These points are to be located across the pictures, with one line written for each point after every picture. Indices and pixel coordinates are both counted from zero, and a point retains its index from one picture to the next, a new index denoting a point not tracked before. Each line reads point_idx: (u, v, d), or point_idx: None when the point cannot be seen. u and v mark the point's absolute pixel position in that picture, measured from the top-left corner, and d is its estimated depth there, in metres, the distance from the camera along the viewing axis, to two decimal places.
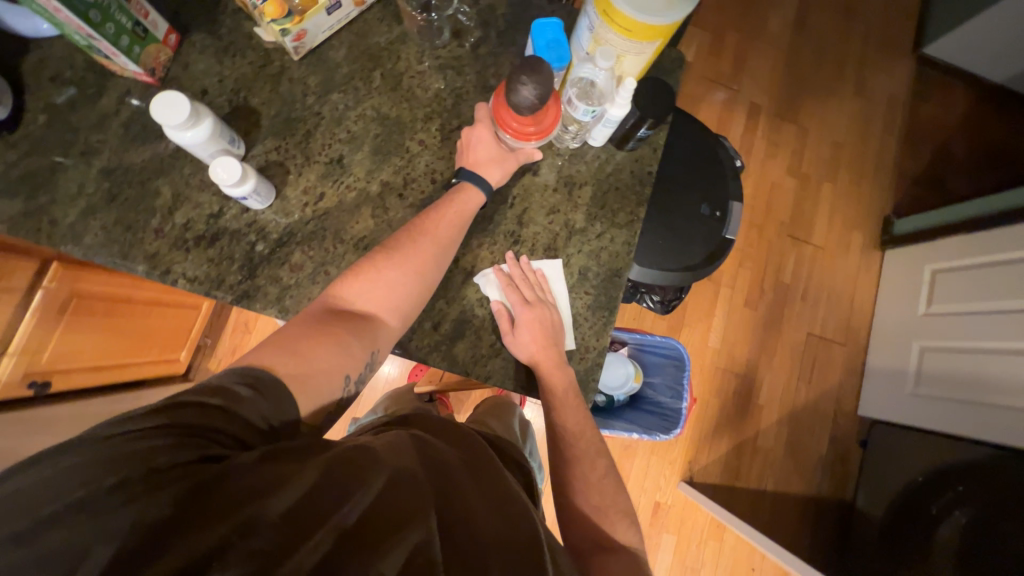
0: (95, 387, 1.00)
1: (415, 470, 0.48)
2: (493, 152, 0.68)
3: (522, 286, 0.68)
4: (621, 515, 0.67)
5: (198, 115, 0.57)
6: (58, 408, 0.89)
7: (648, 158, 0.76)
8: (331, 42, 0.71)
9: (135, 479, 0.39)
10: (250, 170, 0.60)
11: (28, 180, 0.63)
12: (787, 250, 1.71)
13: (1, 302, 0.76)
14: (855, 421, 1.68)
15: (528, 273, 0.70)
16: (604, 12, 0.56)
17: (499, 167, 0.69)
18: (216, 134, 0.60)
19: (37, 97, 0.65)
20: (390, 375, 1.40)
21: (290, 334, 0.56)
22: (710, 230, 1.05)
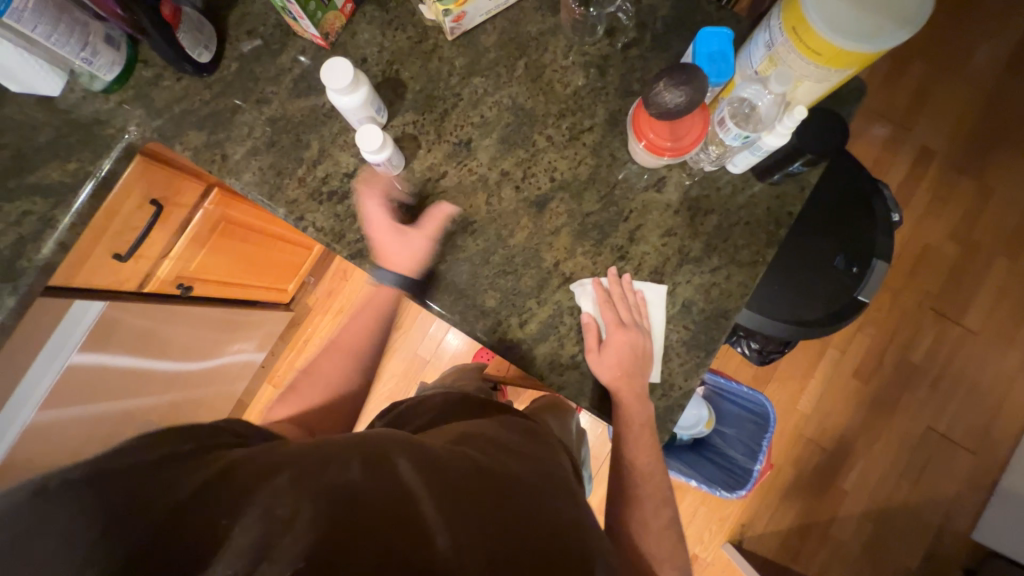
0: (221, 297, 1.16)
1: (452, 467, 0.46)
2: (396, 240, 0.67)
3: (613, 304, 0.65)
4: (668, 566, 0.63)
5: (355, 84, 0.62)
6: (198, 311, 1.07)
7: (792, 197, 0.68)
8: (485, 26, 0.72)
9: (173, 461, 0.44)
10: (388, 141, 0.64)
11: (213, 117, 0.73)
12: (925, 325, 1.45)
13: (173, 214, 0.90)
14: (964, 544, 1.41)
15: (618, 291, 0.66)
16: (790, 30, 0.50)
17: (408, 257, 0.67)
18: (368, 102, 0.65)
19: (234, 47, 0.74)
20: (458, 350, 1.47)
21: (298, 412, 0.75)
22: (839, 286, 0.92)
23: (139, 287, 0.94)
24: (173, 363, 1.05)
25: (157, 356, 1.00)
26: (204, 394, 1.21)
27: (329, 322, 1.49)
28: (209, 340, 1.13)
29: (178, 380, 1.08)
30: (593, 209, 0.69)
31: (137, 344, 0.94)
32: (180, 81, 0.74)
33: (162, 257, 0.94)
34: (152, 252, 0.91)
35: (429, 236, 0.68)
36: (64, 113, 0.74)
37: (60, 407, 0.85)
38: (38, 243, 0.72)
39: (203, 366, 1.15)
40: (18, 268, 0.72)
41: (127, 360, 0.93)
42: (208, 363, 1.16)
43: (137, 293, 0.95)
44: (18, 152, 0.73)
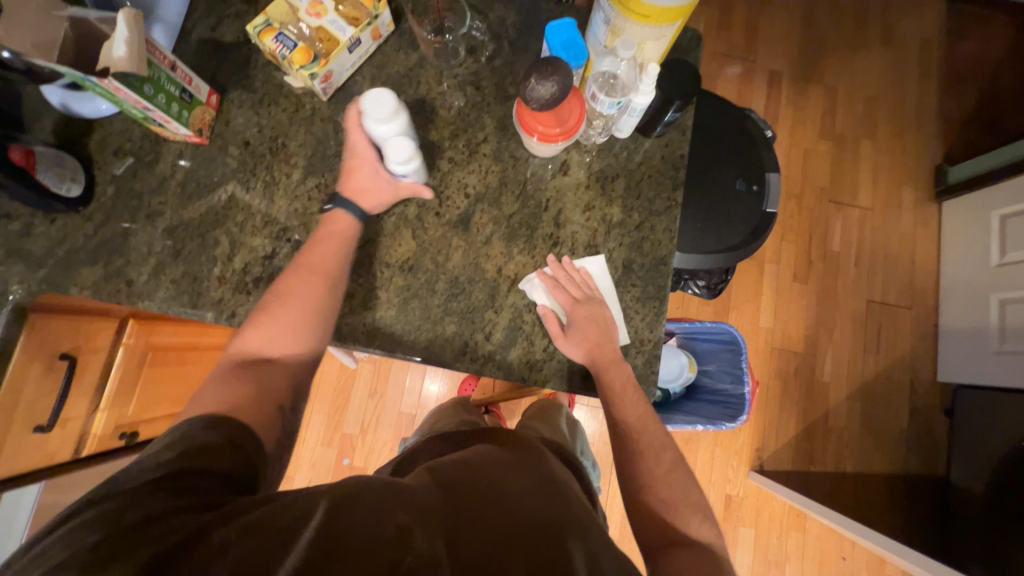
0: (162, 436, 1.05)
1: (427, 489, 0.46)
2: (367, 176, 0.67)
3: (565, 285, 0.68)
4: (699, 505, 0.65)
5: (398, 109, 0.58)
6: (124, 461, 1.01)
7: (678, 141, 0.75)
8: (355, 78, 0.74)
9: (157, 517, 0.41)
10: (417, 152, 0.64)
11: (104, 247, 0.69)
12: (831, 216, 1.63)
13: (91, 363, 0.82)
14: (937, 388, 1.56)
15: (567, 273, 0.69)
16: (619, 5, 0.56)
17: (369, 199, 0.67)
18: (406, 127, 0.62)
19: (104, 171, 0.70)
20: (441, 392, 1.44)
21: (210, 388, 0.58)
22: (749, 206, 1.02)
23: (76, 452, 0.84)
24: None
25: None
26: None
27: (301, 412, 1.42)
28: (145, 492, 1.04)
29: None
30: (514, 209, 0.72)
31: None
32: (57, 222, 0.69)
33: (92, 412, 0.85)
34: (78, 411, 0.82)
35: (397, 189, 0.68)
36: None
37: None
38: None
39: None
40: None
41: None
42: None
43: (75, 459, 0.85)
44: None
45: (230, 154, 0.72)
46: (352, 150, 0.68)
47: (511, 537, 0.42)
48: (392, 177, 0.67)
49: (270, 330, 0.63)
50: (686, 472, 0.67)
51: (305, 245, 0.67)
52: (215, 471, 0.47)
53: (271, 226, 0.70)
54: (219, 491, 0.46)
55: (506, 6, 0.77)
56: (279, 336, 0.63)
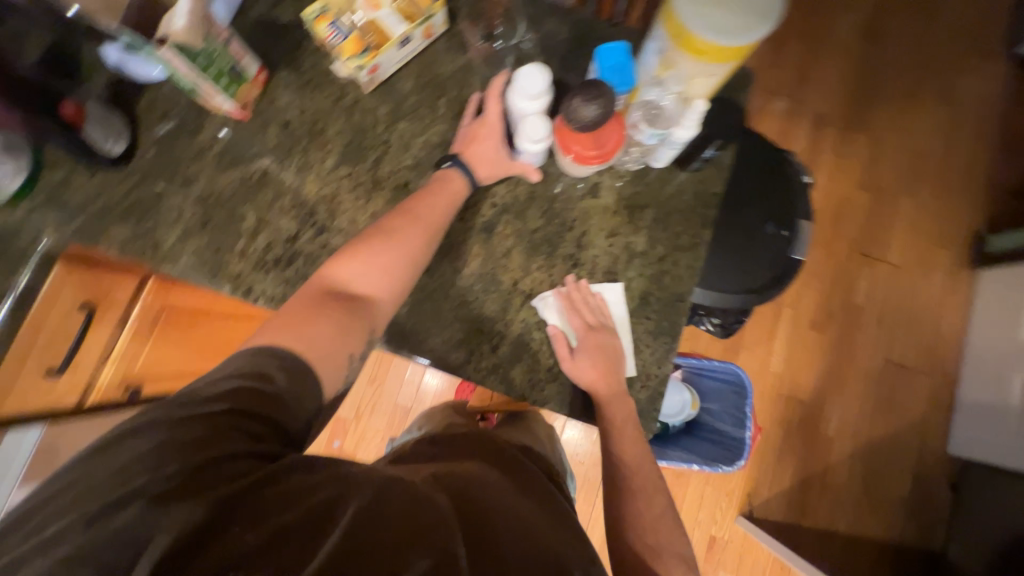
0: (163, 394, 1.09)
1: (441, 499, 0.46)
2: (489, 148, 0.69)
3: (580, 312, 0.68)
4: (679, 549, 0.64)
5: (546, 92, 0.62)
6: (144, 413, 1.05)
7: (713, 179, 0.74)
8: (401, 74, 0.75)
9: (207, 466, 0.43)
10: (547, 137, 0.65)
11: (137, 207, 0.70)
12: (859, 268, 1.59)
13: (107, 315, 0.85)
14: (945, 461, 1.51)
15: (584, 297, 0.69)
16: (675, 39, 0.55)
17: (487, 170, 0.69)
18: (545, 113, 0.65)
19: (148, 133, 0.72)
20: (438, 389, 1.44)
21: (296, 313, 0.57)
22: (776, 250, 1.00)
23: (80, 399, 0.87)
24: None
25: None
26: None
27: None
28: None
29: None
30: (538, 225, 0.71)
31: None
32: (96, 176, 0.70)
33: (102, 362, 0.89)
34: (88, 359, 0.85)
35: (510, 167, 0.70)
36: None
37: None
38: None
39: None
40: None
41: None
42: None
43: (78, 407, 0.88)
44: None
45: (270, 134, 0.73)
46: (483, 119, 0.70)
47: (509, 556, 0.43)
48: (510, 155, 0.70)
49: (366, 265, 0.61)
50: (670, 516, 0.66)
51: (411, 196, 0.67)
52: (263, 419, 0.47)
53: (298, 208, 0.71)
54: (272, 441, 0.47)
55: (560, 21, 0.77)
56: (373, 274, 0.61)
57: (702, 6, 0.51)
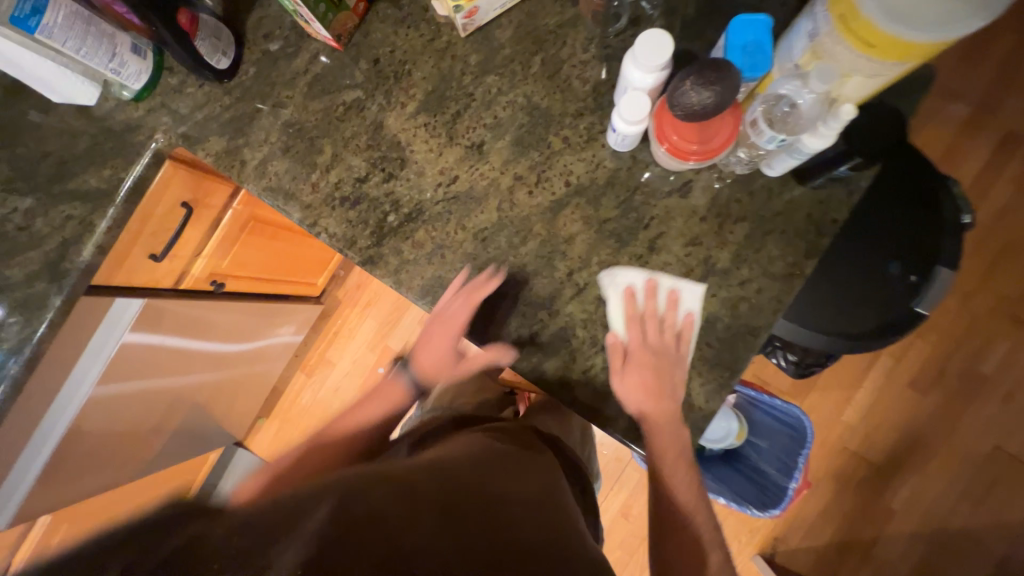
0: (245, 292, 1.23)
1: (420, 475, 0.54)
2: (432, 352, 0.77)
3: (643, 315, 0.62)
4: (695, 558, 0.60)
5: (665, 65, 0.54)
6: (246, 306, 1.20)
7: (838, 202, 0.61)
8: (501, 21, 0.68)
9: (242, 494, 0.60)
10: (648, 119, 0.57)
11: (233, 123, 0.74)
12: (1001, 334, 1.41)
13: (204, 215, 0.94)
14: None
15: (658, 301, 0.63)
16: (839, 19, 0.43)
17: (438, 366, 0.78)
18: (656, 90, 0.57)
19: (251, 50, 0.74)
20: None
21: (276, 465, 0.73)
22: (893, 297, 0.85)
23: (176, 283, 0.99)
24: (217, 344, 1.16)
25: (206, 339, 1.10)
26: (239, 372, 1.35)
27: (358, 314, 1.71)
28: (252, 323, 1.25)
29: (220, 357, 1.20)
30: (611, 215, 0.65)
31: (178, 330, 1.01)
32: (204, 88, 0.74)
33: (195, 256, 0.99)
34: (186, 252, 0.96)
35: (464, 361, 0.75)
36: (101, 121, 0.77)
37: (119, 381, 0.94)
38: (79, 247, 0.76)
39: (244, 347, 1.28)
40: (62, 269, 0.76)
41: (177, 341, 1.02)
42: (246, 345, 1.28)
43: (174, 290, 1.01)
44: (62, 160, 0.77)
45: (359, 68, 0.71)
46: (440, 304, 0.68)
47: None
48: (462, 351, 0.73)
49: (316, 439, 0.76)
50: (682, 526, 0.62)
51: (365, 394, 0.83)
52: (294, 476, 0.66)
53: (372, 150, 0.70)
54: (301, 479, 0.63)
55: None
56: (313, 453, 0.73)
57: None
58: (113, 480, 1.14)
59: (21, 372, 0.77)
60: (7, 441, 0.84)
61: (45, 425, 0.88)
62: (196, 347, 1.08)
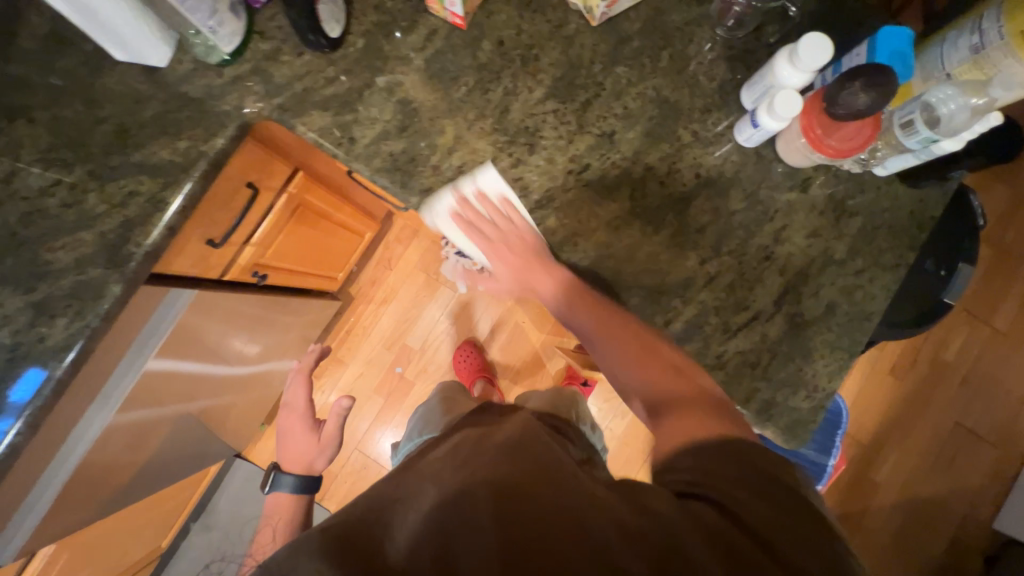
0: (273, 285, 1.14)
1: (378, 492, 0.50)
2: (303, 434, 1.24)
3: (479, 225, 0.68)
4: (631, 351, 0.60)
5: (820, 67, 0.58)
6: (270, 303, 1.11)
7: (935, 202, 0.68)
8: (629, 13, 0.70)
9: None
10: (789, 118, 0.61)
11: (340, 97, 0.68)
12: (960, 324, 1.64)
13: (263, 198, 0.86)
14: (982, 530, 1.61)
15: (474, 206, 0.68)
16: (1018, 35, 0.51)
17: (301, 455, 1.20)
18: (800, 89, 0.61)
19: (360, 22, 0.69)
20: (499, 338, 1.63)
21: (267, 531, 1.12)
22: (927, 290, 0.97)
23: (222, 274, 0.91)
24: (228, 368, 1.08)
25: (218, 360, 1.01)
26: (237, 399, 1.25)
27: (373, 311, 1.63)
28: (262, 343, 1.17)
29: (228, 379, 1.12)
30: (738, 208, 0.68)
31: (202, 351, 0.93)
32: (304, 57, 0.68)
33: (245, 243, 0.90)
34: (239, 237, 0.87)
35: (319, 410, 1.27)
36: (172, 86, 0.68)
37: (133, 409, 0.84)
38: (145, 228, 0.67)
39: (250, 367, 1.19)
40: (124, 253, 0.66)
41: (192, 365, 0.92)
42: (252, 367, 1.20)
43: (218, 280, 0.92)
44: (122, 126, 0.67)
45: (482, 49, 0.69)
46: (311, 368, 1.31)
47: (534, 546, 0.38)
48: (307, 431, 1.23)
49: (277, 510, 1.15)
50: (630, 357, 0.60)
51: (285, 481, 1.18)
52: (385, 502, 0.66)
53: (498, 134, 0.68)
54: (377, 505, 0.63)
55: None
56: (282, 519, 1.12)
57: None
58: (119, 498, 1.01)
59: (67, 375, 0.66)
60: (45, 437, 0.74)
61: (62, 449, 0.79)
62: (213, 366, 1.00)
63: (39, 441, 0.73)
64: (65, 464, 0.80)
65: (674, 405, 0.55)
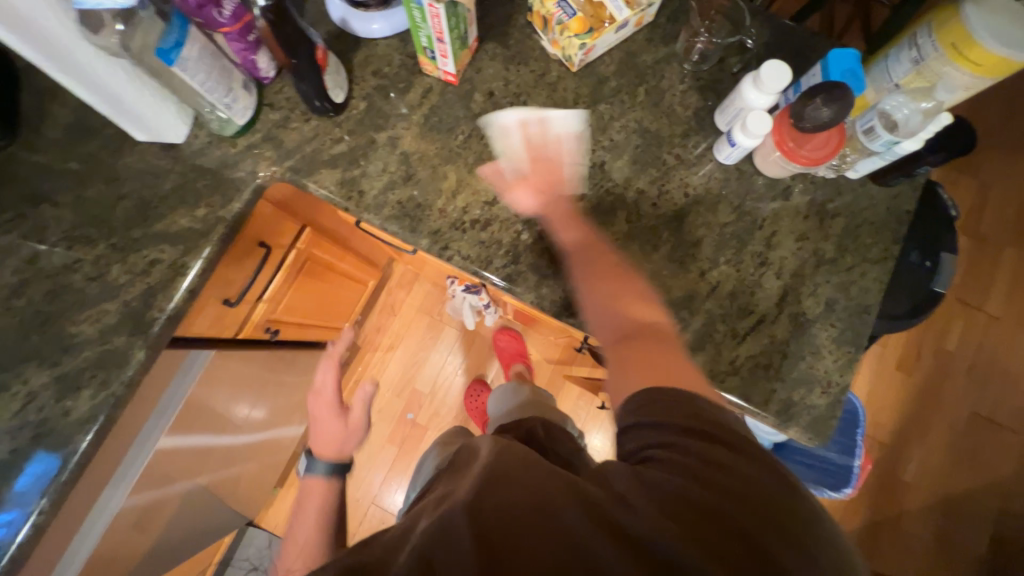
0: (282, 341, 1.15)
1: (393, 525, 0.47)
2: (332, 421, 1.16)
3: (531, 145, 0.69)
4: (629, 294, 0.62)
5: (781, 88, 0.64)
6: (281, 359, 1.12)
7: (908, 197, 0.73)
8: (604, 58, 0.77)
9: None
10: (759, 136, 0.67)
11: (346, 155, 0.73)
12: (955, 313, 1.68)
13: (274, 255, 0.90)
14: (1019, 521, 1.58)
15: (539, 130, 0.69)
16: (949, 46, 0.58)
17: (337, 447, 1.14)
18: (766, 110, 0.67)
19: (361, 88, 0.75)
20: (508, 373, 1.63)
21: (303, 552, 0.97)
22: (917, 280, 1.01)
23: (236, 333, 0.92)
24: (235, 437, 1.07)
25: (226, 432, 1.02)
26: (248, 467, 1.23)
27: (380, 358, 1.63)
28: (269, 408, 1.18)
29: (239, 445, 1.10)
30: (729, 220, 0.72)
31: (211, 420, 0.93)
32: (312, 122, 0.74)
33: (257, 300, 0.93)
34: (252, 295, 0.90)
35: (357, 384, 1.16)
36: (189, 160, 0.73)
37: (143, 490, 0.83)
38: (167, 294, 0.69)
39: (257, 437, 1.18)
40: (147, 320, 0.68)
41: (200, 439, 0.92)
42: (259, 435, 1.19)
43: (232, 339, 0.93)
44: (142, 200, 0.71)
45: (474, 101, 0.75)
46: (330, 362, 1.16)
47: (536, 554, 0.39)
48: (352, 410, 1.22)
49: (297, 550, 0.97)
50: (623, 289, 0.62)
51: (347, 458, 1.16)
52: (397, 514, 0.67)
53: None
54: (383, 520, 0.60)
55: (762, 24, 0.78)
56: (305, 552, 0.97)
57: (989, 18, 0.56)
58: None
59: (90, 447, 0.66)
60: (73, 508, 0.73)
61: (75, 540, 0.77)
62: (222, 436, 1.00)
63: (65, 514, 0.72)
64: (79, 552, 0.78)
65: (655, 337, 0.58)
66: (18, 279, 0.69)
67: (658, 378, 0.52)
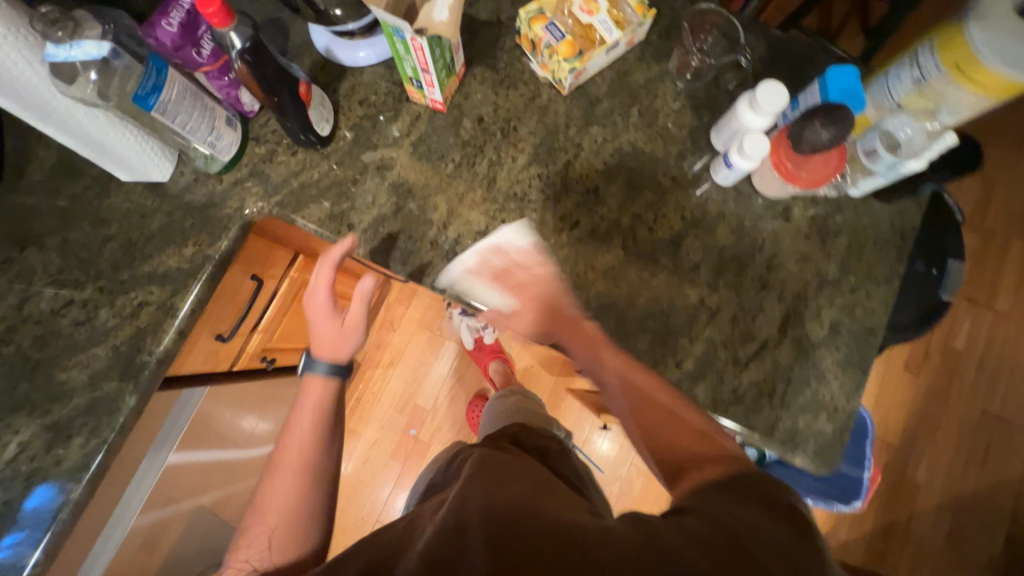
0: (280, 366, 1.14)
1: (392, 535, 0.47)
2: (325, 323, 0.79)
3: (499, 275, 0.66)
4: (659, 406, 0.60)
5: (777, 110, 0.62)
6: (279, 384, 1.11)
7: (912, 213, 0.71)
8: (595, 78, 0.75)
9: None
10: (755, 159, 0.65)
11: (334, 187, 0.72)
12: (963, 312, 1.65)
13: (267, 286, 0.88)
14: None
15: (498, 259, 0.66)
16: (950, 66, 0.56)
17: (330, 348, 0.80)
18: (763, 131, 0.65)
19: (347, 118, 0.74)
20: None
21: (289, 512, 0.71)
22: (923, 290, 0.99)
23: (231, 365, 0.91)
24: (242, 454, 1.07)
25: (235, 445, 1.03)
26: None
27: (381, 375, 1.62)
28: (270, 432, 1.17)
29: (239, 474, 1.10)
30: (728, 243, 0.70)
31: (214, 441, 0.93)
32: (298, 155, 0.72)
33: (252, 331, 0.92)
34: (246, 327, 0.89)
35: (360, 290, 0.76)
36: (174, 198, 0.71)
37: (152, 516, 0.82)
38: (157, 336, 0.68)
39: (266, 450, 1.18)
40: (137, 363, 0.67)
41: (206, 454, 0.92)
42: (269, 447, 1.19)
43: (227, 371, 0.92)
44: (129, 241, 0.70)
45: (463, 127, 0.74)
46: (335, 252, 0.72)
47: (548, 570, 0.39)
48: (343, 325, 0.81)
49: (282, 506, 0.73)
50: (652, 405, 0.60)
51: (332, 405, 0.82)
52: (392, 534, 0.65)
53: (489, 204, 0.71)
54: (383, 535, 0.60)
55: (757, 37, 0.76)
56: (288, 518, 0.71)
57: (994, 37, 0.53)
58: None
59: (84, 495, 0.65)
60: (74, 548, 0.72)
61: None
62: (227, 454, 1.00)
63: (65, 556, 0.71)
64: None
65: (706, 451, 0.55)
66: (5, 326, 0.68)
67: (708, 485, 0.50)
